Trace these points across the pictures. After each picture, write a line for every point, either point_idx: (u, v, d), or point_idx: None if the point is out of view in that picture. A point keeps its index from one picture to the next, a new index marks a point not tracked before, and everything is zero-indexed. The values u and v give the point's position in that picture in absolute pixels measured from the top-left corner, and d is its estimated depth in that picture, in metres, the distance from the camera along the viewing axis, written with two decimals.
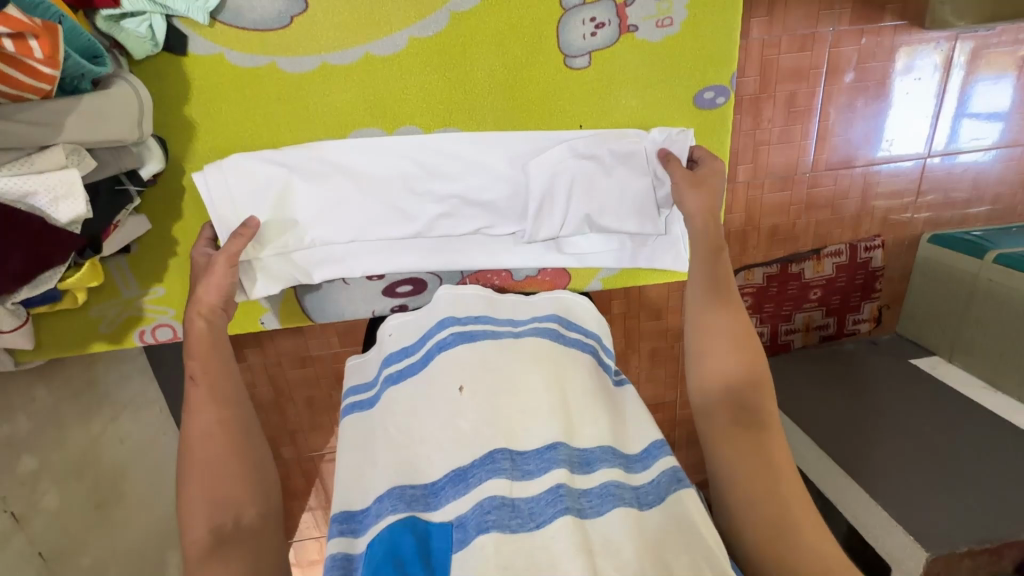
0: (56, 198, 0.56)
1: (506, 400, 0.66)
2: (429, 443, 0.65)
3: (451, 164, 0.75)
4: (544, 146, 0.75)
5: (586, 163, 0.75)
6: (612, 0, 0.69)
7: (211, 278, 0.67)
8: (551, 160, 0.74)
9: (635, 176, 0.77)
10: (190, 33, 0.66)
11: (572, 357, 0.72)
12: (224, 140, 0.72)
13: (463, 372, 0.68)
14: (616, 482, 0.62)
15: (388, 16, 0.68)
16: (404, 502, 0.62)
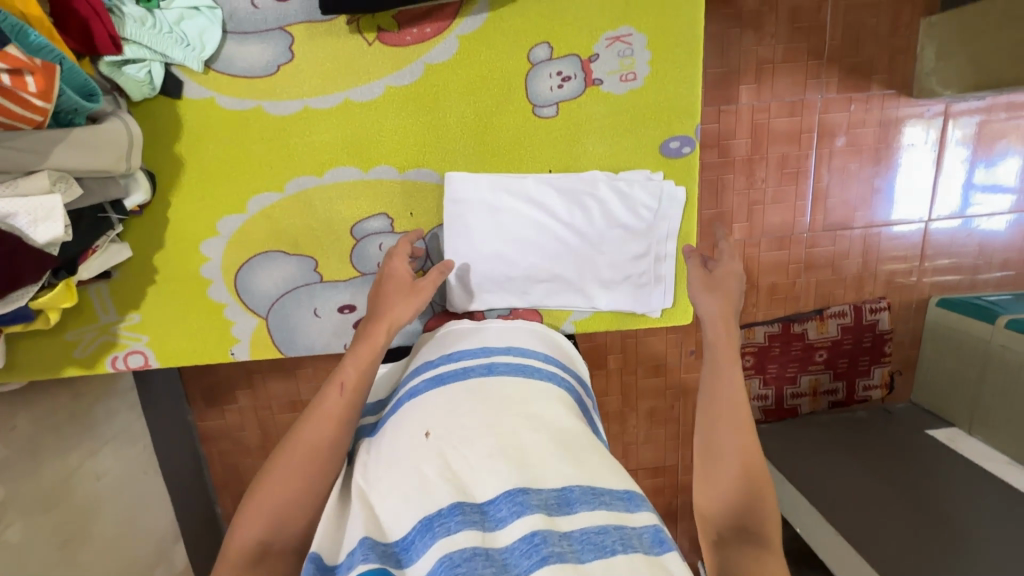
0: (34, 219, 0.60)
1: (477, 437, 0.54)
2: (392, 495, 0.52)
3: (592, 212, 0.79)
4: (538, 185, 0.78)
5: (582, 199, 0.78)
6: (577, 56, 0.74)
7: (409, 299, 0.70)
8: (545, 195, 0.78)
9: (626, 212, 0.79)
10: (187, 79, 0.72)
11: (547, 395, 0.61)
12: (212, 176, 0.76)
13: (430, 416, 0.57)
14: (602, 527, 0.47)
15: (367, 67, 0.73)
16: (374, 555, 0.47)
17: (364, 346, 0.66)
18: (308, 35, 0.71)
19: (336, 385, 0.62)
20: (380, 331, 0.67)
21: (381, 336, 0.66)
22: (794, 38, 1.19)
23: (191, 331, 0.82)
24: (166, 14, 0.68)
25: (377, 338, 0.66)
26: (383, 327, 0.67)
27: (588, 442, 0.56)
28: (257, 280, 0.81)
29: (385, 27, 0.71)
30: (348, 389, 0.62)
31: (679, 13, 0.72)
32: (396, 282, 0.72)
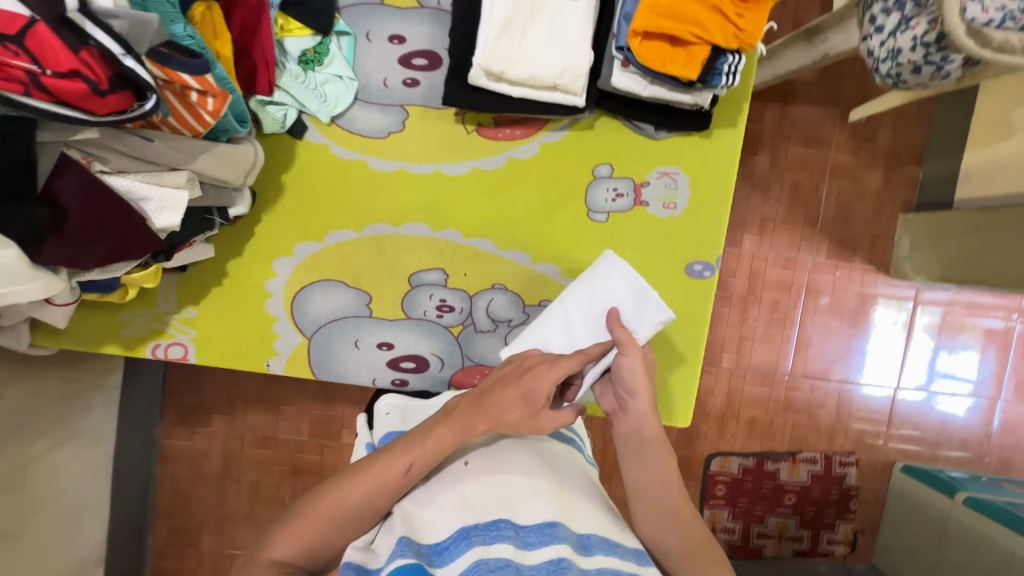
0: (162, 206, 0.69)
1: (508, 473, 0.63)
2: (432, 509, 0.60)
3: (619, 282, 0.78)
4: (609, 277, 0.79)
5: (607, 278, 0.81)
6: (632, 180, 0.89)
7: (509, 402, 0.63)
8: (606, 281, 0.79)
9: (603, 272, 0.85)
10: (312, 126, 0.85)
11: (564, 452, 0.72)
12: (303, 205, 0.87)
13: (469, 449, 0.67)
14: (613, 570, 0.56)
15: (462, 150, 0.87)
16: (410, 552, 0.55)
17: (448, 425, 0.63)
18: (420, 114, 0.86)
19: (404, 464, 0.61)
20: (475, 427, 0.63)
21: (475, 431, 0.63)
22: (795, 205, 1.40)
23: (236, 336, 0.88)
24: (315, 75, 0.83)
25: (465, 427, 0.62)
26: (482, 425, 0.63)
27: (596, 498, 0.66)
28: (314, 303, 0.89)
29: (484, 122, 0.87)
30: (413, 472, 0.61)
31: (718, 164, 0.89)
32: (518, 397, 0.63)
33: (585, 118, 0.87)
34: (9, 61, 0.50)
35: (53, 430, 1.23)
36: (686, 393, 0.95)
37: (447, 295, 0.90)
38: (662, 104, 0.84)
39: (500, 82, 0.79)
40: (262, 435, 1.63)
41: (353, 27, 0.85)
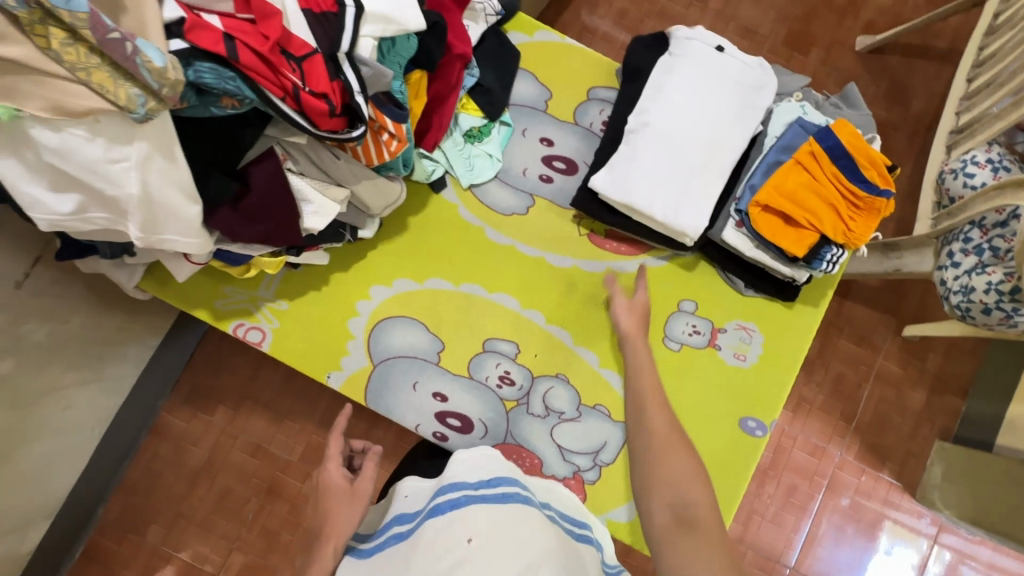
0: (316, 212, 0.78)
1: (513, 556, 0.62)
2: None
3: (728, 161, 0.87)
4: (712, 160, 0.87)
5: (703, 153, 0.87)
6: (711, 322, 0.95)
7: (335, 515, 0.78)
8: (705, 162, 0.87)
9: (711, 126, 0.88)
10: (450, 186, 0.97)
11: (569, 543, 0.70)
12: (417, 247, 0.96)
13: (473, 524, 0.66)
14: None
15: (570, 247, 0.96)
16: None
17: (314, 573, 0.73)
18: (545, 206, 0.97)
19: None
20: (326, 547, 0.74)
21: (326, 555, 0.74)
22: (835, 396, 1.43)
23: (313, 340, 0.93)
24: (471, 146, 0.96)
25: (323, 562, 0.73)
26: (332, 546, 0.74)
27: None
28: (392, 334, 0.94)
29: (596, 232, 0.97)
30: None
31: (792, 333, 0.95)
32: (335, 495, 0.80)
33: (687, 256, 0.96)
34: (284, 71, 0.61)
35: (86, 367, 1.27)
36: None
37: (512, 369, 0.94)
38: (759, 269, 0.93)
39: (625, 206, 0.88)
40: (254, 442, 1.61)
41: (514, 121, 0.99)
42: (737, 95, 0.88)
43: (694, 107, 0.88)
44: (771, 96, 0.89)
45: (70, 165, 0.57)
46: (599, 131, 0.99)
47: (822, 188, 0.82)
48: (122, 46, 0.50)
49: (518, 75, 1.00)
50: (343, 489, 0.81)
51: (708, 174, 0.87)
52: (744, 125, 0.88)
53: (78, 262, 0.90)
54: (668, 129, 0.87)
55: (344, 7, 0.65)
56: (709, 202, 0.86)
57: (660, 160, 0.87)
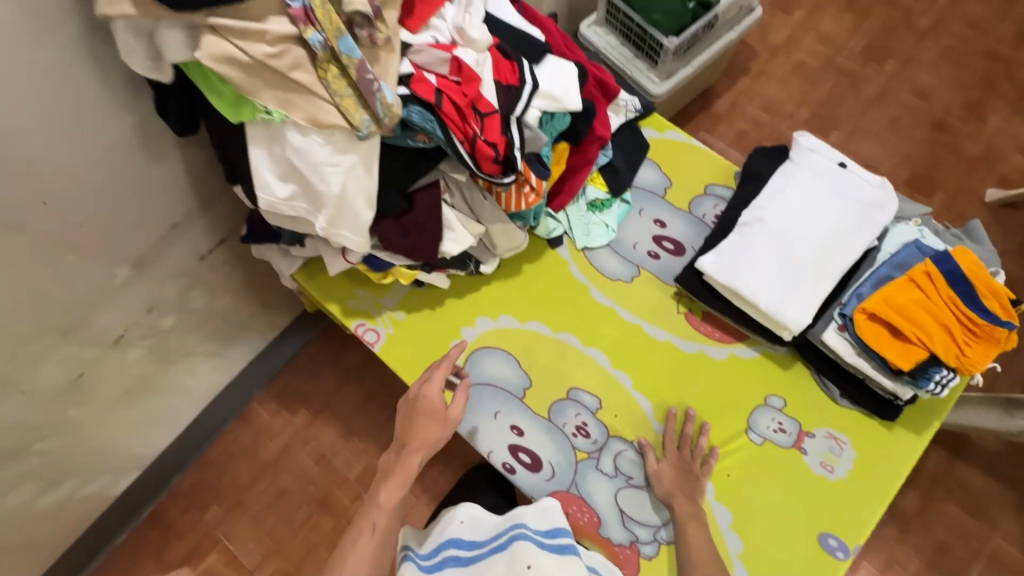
0: (455, 239, 0.92)
1: None
2: None
3: (840, 265, 0.90)
4: (824, 261, 0.91)
5: (817, 253, 0.91)
6: (799, 424, 0.93)
7: (427, 427, 0.86)
8: (816, 261, 0.91)
9: (828, 230, 0.92)
10: (566, 245, 1.08)
11: None
12: (525, 291, 1.06)
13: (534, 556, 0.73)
14: None
15: (666, 320, 1.02)
16: None
17: (399, 476, 0.84)
18: (648, 279, 1.05)
19: (370, 525, 0.81)
20: (414, 458, 0.84)
21: (414, 464, 0.84)
22: (935, 566, 1.25)
23: (417, 353, 1.03)
24: (592, 215, 1.08)
25: (409, 471, 0.84)
26: (419, 457, 0.85)
27: None
28: (487, 363, 1.02)
29: (694, 311, 1.02)
30: (378, 529, 0.80)
31: (889, 457, 0.90)
32: (429, 409, 0.86)
33: (781, 352, 0.97)
34: (469, 121, 0.76)
35: (216, 342, 1.46)
36: None
37: (590, 421, 0.97)
38: (858, 380, 0.91)
39: (726, 288, 0.93)
40: (319, 452, 1.69)
41: (633, 201, 1.10)
42: (857, 207, 0.94)
43: (812, 212, 0.94)
44: (890, 215, 0.93)
45: (302, 161, 0.74)
46: (710, 222, 1.08)
47: (937, 309, 0.83)
48: (371, 86, 0.68)
49: (644, 163, 1.12)
50: (436, 405, 0.86)
51: (819, 273, 0.90)
52: (862, 235, 0.92)
53: (254, 248, 1.10)
54: (782, 227, 0.93)
55: (525, 84, 0.80)
56: (817, 300, 0.89)
57: (772, 252, 0.92)
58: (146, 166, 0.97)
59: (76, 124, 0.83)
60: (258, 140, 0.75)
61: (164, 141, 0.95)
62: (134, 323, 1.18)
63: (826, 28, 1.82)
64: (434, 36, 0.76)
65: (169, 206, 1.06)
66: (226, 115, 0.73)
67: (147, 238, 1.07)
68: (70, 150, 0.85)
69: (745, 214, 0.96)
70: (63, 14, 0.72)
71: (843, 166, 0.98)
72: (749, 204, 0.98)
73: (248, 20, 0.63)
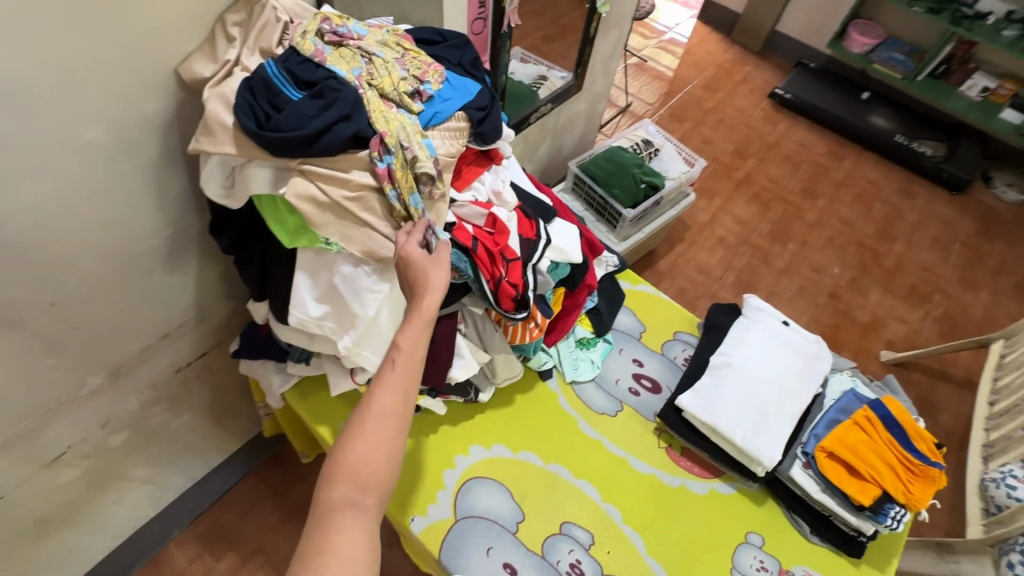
0: (463, 365, 0.97)
1: None
2: None
3: (796, 409, 1.05)
4: (782, 404, 1.06)
5: (776, 396, 1.06)
6: (778, 562, 0.99)
7: (428, 266, 0.73)
8: (775, 404, 1.05)
9: (781, 377, 1.09)
10: (555, 377, 1.17)
11: None
12: (517, 419, 1.10)
13: None
14: None
15: (650, 456, 1.09)
16: None
17: (416, 314, 0.71)
18: (631, 415, 1.14)
19: (390, 364, 0.67)
20: (428, 300, 0.71)
21: (429, 305, 0.71)
22: None
23: (409, 481, 1.01)
24: (579, 351, 1.19)
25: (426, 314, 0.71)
26: (433, 297, 0.72)
27: None
28: (481, 493, 1.01)
29: (673, 446, 1.10)
30: (401, 367, 0.67)
31: None
32: (416, 260, 0.73)
33: (754, 488, 1.05)
34: (497, 265, 0.88)
35: (157, 465, 1.31)
36: None
37: (584, 560, 0.97)
38: (824, 517, 1.00)
39: (703, 425, 1.04)
40: None
41: (613, 341, 1.24)
42: (801, 360, 1.12)
43: (767, 361, 1.11)
44: (828, 368, 1.12)
45: (343, 286, 0.81)
46: (681, 364, 1.22)
47: (883, 451, 0.97)
48: (428, 228, 0.78)
49: (622, 309, 1.29)
50: (424, 255, 0.74)
51: (778, 415, 1.04)
52: (808, 384, 1.09)
53: (245, 363, 1.09)
54: (746, 372, 1.09)
55: (540, 238, 0.96)
56: (780, 439, 1.02)
57: (740, 394, 1.06)
58: (163, 277, 0.98)
59: (116, 231, 0.86)
60: (305, 264, 0.82)
61: (188, 255, 0.99)
62: (82, 439, 1.07)
63: (740, 214, 2.26)
64: (474, 195, 0.92)
65: (166, 317, 1.05)
66: (281, 241, 0.81)
67: (134, 346, 1.03)
68: (100, 255, 0.86)
69: (714, 359, 1.12)
70: (148, 140, 0.81)
71: (786, 324, 1.18)
72: (715, 351, 1.14)
73: (334, 169, 0.75)
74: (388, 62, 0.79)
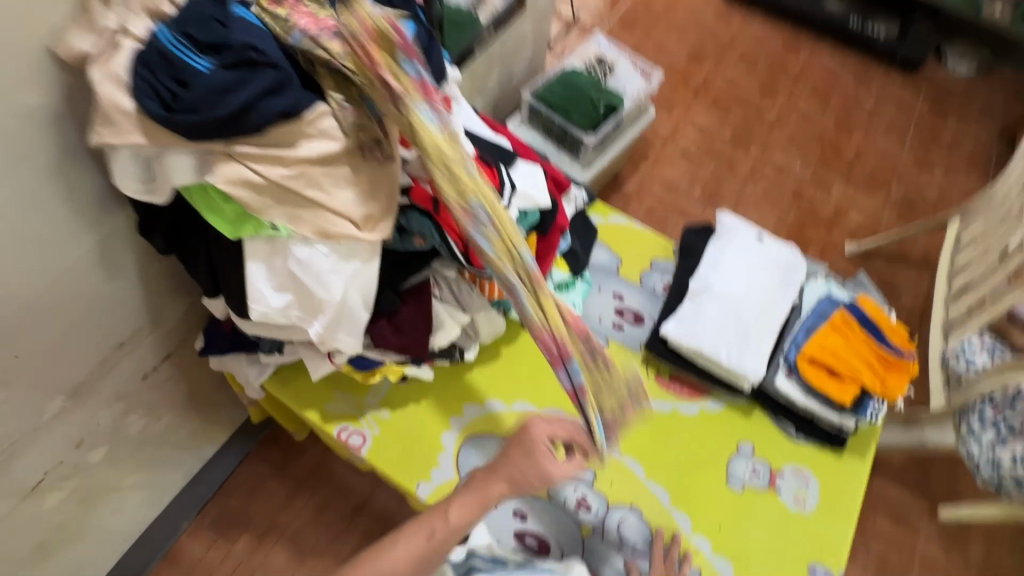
0: (445, 332, 0.95)
1: None
2: None
3: (777, 320, 1.08)
4: (762, 318, 1.08)
5: (756, 312, 1.08)
6: (769, 465, 1.04)
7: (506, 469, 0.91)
8: (756, 320, 1.07)
9: (759, 292, 1.10)
10: None
11: None
12: (506, 372, 1.09)
13: None
14: None
15: (640, 386, 1.10)
16: None
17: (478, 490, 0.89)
18: (617, 349, 1.14)
19: (428, 528, 0.89)
20: (497, 485, 0.89)
21: (492, 489, 0.89)
22: None
23: (409, 450, 1.02)
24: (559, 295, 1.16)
25: (485, 493, 0.89)
26: (499, 485, 0.89)
27: None
28: (482, 450, 1.02)
29: (661, 373, 1.12)
30: (432, 535, 0.88)
31: (845, 481, 1.03)
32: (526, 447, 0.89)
33: (740, 401, 1.09)
34: None
35: (148, 470, 1.28)
36: None
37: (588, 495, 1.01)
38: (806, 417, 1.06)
39: (689, 350, 1.06)
40: None
41: (592, 279, 1.22)
42: (778, 272, 1.13)
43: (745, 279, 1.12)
44: (803, 275, 1.14)
45: (302, 272, 0.75)
46: (661, 293, 1.21)
47: (858, 350, 1.02)
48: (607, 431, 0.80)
49: (596, 245, 1.25)
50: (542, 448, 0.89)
51: (759, 330, 1.07)
52: (786, 295, 1.11)
53: (215, 360, 1.04)
54: (725, 293, 1.10)
55: (504, 186, 0.90)
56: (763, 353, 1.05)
57: (721, 316, 1.08)
58: (101, 286, 0.89)
59: (31, 247, 0.76)
60: (256, 255, 0.76)
61: (123, 258, 0.90)
62: (59, 463, 1.03)
63: (701, 122, 2.20)
64: None
65: (118, 326, 0.97)
66: (224, 233, 0.74)
67: (89, 362, 0.97)
68: (20, 276, 0.77)
69: (693, 285, 1.12)
70: (41, 139, 0.70)
71: (760, 237, 1.18)
72: (694, 275, 1.14)
73: (269, 147, 0.68)
74: (375, 53, 0.63)
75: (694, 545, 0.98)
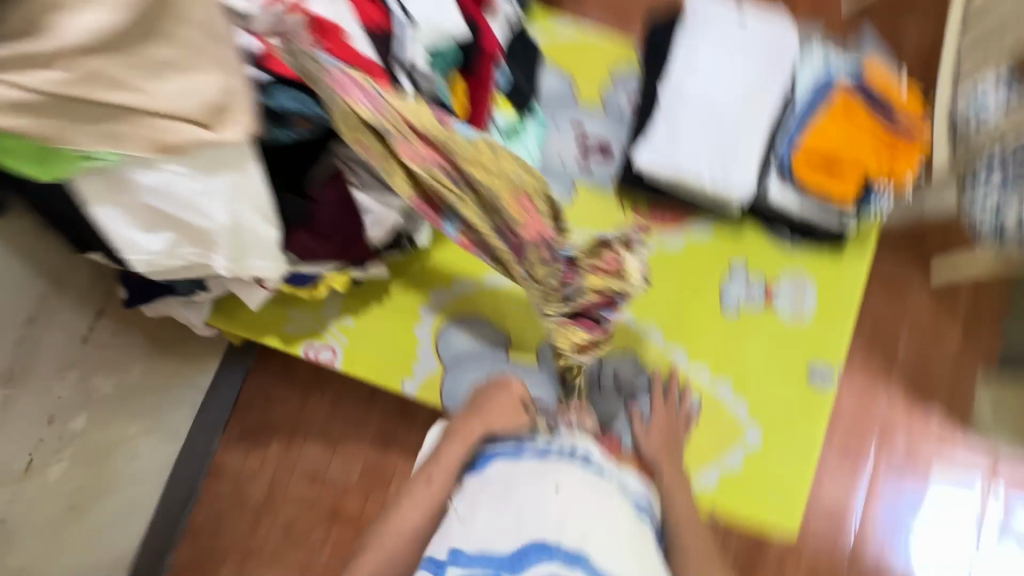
0: (378, 222, 0.80)
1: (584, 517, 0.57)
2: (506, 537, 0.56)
3: (765, 115, 0.92)
4: (747, 119, 0.92)
5: (739, 113, 0.92)
6: (764, 281, 0.97)
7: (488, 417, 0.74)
8: (739, 122, 0.92)
9: (740, 86, 0.93)
10: None
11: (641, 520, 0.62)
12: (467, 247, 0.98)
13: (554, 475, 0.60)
14: None
15: (619, 228, 0.99)
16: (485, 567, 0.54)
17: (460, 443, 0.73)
18: (588, 191, 1.00)
19: (426, 478, 0.72)
20: (478, 430, 0.72)
21: (473, 434, 0.73)
22: None
23: (384, 351, 0.96)
24: None
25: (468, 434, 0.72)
26: (475, 428, 0.73)
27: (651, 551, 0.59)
28: (461, 334, 0.95)
29: (640, 208, 0.99)
30: (433, 482, 0.71)
31: (843, 278, 0.97)
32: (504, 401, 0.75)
33: (728, 219, 0.98)
34: None
35: (144, 417, 1.11)
36: (788, 501, 0.92)
37: None
38: None
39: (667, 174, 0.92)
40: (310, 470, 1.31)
41: (545, 114, 1.01)
42: (763, 54, 0.93)
43: (724, 73, 0.93)
44: (795, 49, 0.94)
45: (163, 203, 0.61)
46: (629, 114, 1.01)
47: (859, 138, 0.90)
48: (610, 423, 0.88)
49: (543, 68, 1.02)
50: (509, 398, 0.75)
51: (744, 134, 0.92)
52: (773, 82, 0.93)
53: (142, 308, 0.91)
54: (701, 97, 0.93)
55: None
56: (749, 159, 0.92)
57: (698, 126, 0.92)
58: None
59: None
60: (98, 194, 0.60)
61: None
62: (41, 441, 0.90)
63: None
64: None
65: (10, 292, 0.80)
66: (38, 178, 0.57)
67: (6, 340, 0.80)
68: None
69: (665, 93, 0.94)
70: None
71: (740, 12, 0.95)
72: (664, 79, 0.95)
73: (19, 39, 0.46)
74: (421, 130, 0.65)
75: (694, 374, 0.96)
